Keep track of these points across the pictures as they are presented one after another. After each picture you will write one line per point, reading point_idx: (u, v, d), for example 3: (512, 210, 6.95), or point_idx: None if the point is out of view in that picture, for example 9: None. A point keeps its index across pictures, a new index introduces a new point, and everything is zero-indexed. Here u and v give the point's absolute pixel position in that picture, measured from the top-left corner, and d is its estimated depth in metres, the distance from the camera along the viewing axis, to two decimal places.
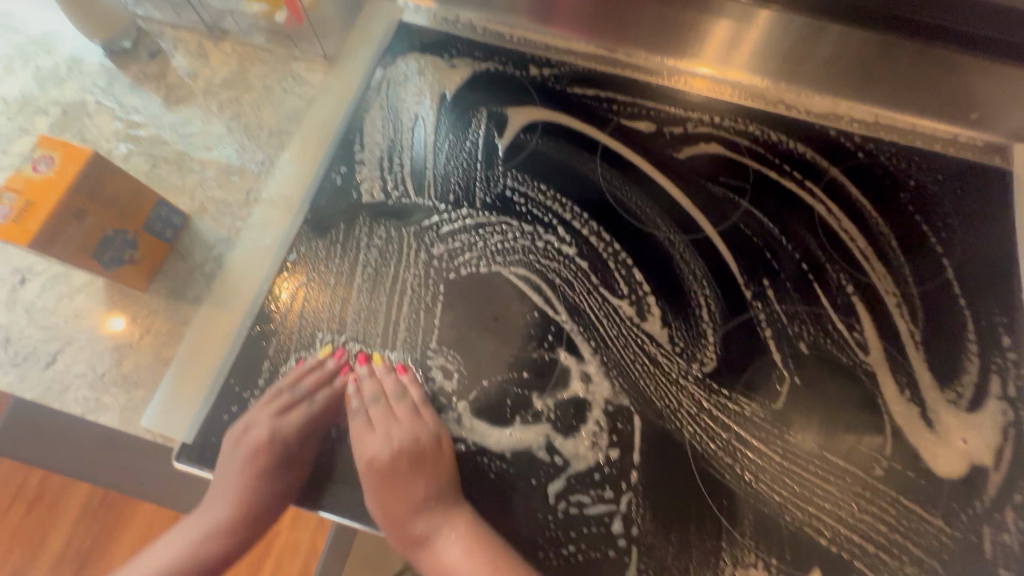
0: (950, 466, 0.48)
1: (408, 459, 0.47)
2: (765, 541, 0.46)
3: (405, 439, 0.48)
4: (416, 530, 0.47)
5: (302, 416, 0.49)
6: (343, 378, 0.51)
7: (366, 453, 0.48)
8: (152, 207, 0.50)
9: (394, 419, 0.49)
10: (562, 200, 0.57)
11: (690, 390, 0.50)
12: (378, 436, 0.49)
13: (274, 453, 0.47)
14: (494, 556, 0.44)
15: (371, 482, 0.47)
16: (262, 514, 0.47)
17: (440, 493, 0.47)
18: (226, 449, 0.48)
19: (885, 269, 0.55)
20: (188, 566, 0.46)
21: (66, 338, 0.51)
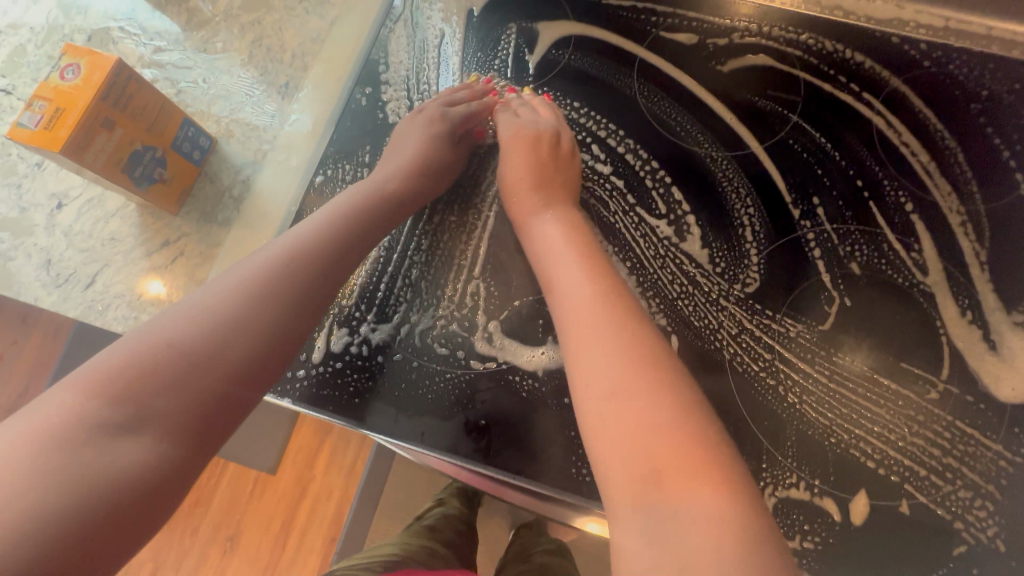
0: (1014, 391, 0.45)
1: (549, 144, 0.50)
2: (808, 463, 0.44)
3: (527, 163, 0.49)
4: (539, 220, 0.46)
5: (463, 113, 0.54)
6: (492, 98, 0.56)
7: (515, 123, 0.52)
8: (180, 125, 0.50)
9: (526, 139, 0.50)
10: (596, 117, 0.54)
11: (731, 311, 0.48)
12: (507, 125, 0.52)
13: (447, 126, 0.53)
14: (610, 326, 0.35)
15: (513, 146, 0.51)
16: (317, 259, 0.39)
17: (552, 211, 0.46)
18: (421, 123, 0.53)
19: (950, 186, 0.51)
20: (202, 365, 0.31)
21: (103, 261, 0.52)
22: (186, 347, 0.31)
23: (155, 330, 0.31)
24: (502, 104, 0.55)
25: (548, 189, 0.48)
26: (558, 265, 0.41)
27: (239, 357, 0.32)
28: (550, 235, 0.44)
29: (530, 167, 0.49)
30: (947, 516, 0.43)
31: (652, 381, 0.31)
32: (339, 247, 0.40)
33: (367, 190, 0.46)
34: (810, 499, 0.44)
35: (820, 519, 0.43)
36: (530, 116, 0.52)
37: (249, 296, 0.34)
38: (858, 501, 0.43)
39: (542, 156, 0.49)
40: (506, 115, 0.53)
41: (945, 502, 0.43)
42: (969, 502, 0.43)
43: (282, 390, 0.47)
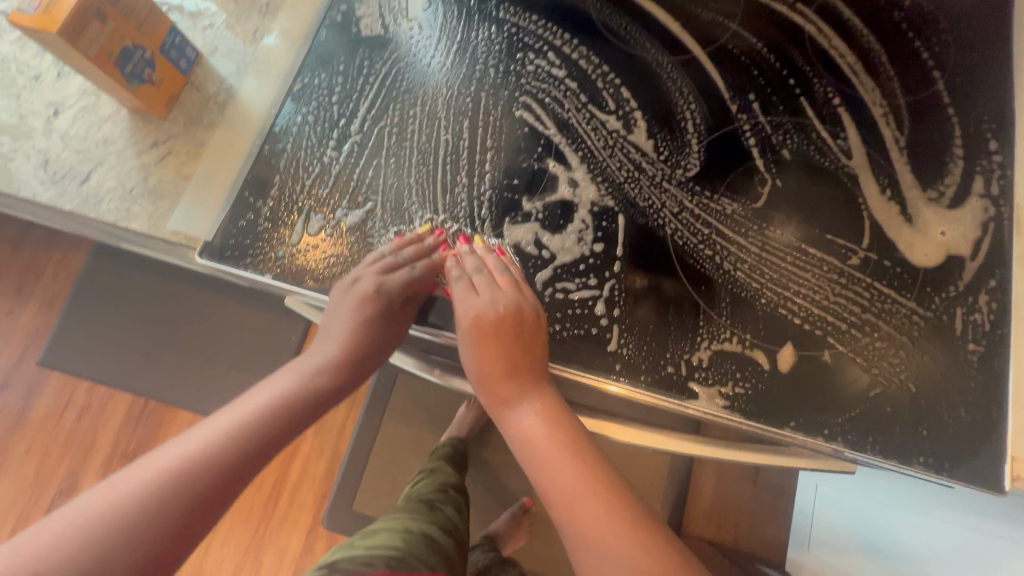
0: (927, 256, 0.50)
1: (513, 324, 0.46)
2: (741, 320, 0.49)
3: (495, 357, 0.46)
4: (516, 414, 0.46)
5: (407, 278, 0.50)
6: (441, 253, 0.52)
7: (472, 305, 0.47)
8: (167, 31, 0.54)
9: (486, 329, 0.47)
10: (553, 28, 0.58)
11: (673, 193, 0.52)
12: (466, 304, 0.48)
13: (385, 304, 0.50)
14: (586, 491, 0.43)
15: (471, 335, 0.48)
16: (265, 433, 0.43)
17: (529, 397, 0.46)
18: (342, 298, 0.50)
19: (873, 83, 0.55)
20: (147, 526, 0.36)
21: (97, 161, 0.56)
22: (129, 514, 0.36)
23: (106, 494, 0.36)
24: (453, 262, 0.51)
25: (517, 377, 0.46)
26: (536, 453, 0.45)
27: (171, 538, 0.36)
28: (506, 400, 0.47)
29: (498, 360, 0.46)
30: (864, 363, 0.47)
31: (609, 510, 0.42)
32: (288, 418, 0.44)
33: (315, 367, 0.48)
34: (742, 351, 0.48)
35: (751, 367, 0.48)
36: (489, 292, 0.48)
37: (195, 459, 0.39)
38: (786, 351, 0.48)
39: (506, 347, 0.46)
40: (455, 283, 0.49)
41: (863, 351, 0.48)
42: (885, 351, 0.48)
43: (263, 267, 0.52)
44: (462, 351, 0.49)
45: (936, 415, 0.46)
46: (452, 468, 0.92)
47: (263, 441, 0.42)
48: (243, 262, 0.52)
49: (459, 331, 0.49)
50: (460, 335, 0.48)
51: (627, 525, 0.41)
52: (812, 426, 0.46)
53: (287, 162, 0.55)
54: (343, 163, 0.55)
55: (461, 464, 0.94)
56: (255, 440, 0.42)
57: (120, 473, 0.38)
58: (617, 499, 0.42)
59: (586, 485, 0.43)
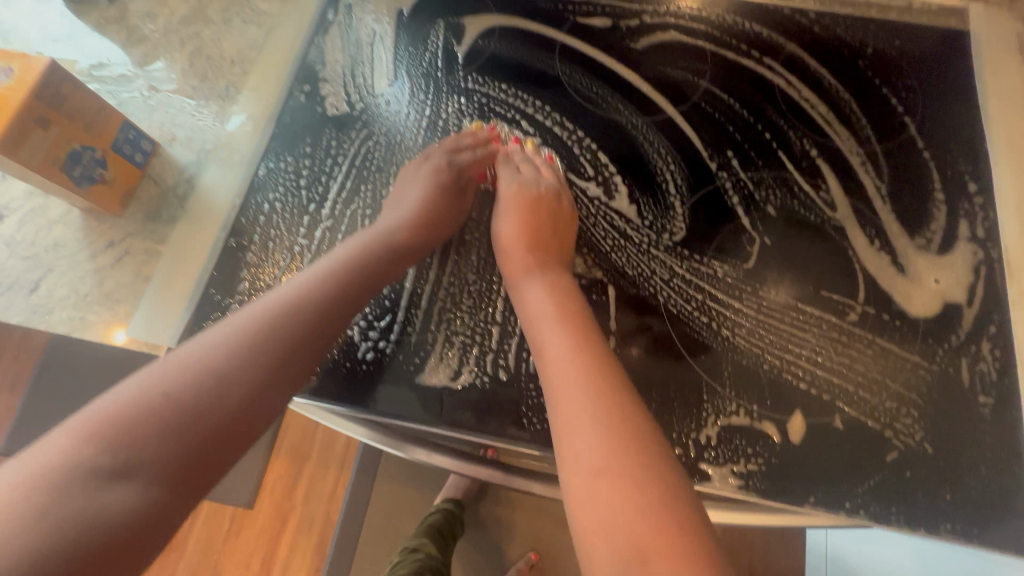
0: (925, 306, 0.49)
1: (549, 208, 0.50)
2: (745, 390, 0.47)
3: (520, 224, 0.50)
4: (528, 286, 0.46)
5: (469, 159, 0.55)
6: (496, 145, 0.56)
7: (516, 181, 0.53)
8: (119, 128, 0.51)
9: (524, 197, 0.51)
10: (524, 96, 0.58)
11: (662, 258, 0.51)
12: (513, 222, 0.51)
13: (454, 174, 0.53)
14: (598, 405, 0.35)
15: (513, 206, 0.51)
16: (289, 335, 0.37)
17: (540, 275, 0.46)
18: (412, 164, 0.55)
19: (848, 132, 0.55)
20: (158, 401, 0.30)
21: (47, 266, 0.52)
22: (157, 399, 0.30)
23: (119, 395, 0.30)
24: (503, 155, 0.56)
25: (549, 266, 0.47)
26: (542, 318, 0.43)
27: (214, 402, 0.31)
28: (553, 342, 0.40)
29: (523, 225, 0.49)
30: (877, 426, 0.45)
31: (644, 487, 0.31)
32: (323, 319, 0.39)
33: (367, 238, 0.47)
34: (751, 423, 0.46)
35: (763, 441, 0.45)
36: (531, 172, 0.53)
37: (227, 356, 0.34)
38: (796, 420, 0.46)
39: (539, 216, 0.49)
40: (509, 171, 0.54)
41: (873, 413, 0.46)
42: (896, 411, 0.46)
43: None
44: (498, 223, 0.52)
45: (956, 477, 0.44)
46: (437, 541, 0.86)
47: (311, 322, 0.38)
48: None
49: (501, 203, 0.53)
50: (501, 206, 0.53)
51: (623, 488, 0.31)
52: (832, 500, 0.43)
53: (258, 253, 0.52)
54: (316, 251, 0.53)
55: (449, 534, 0.89)
56: (301, 318, 0.38)
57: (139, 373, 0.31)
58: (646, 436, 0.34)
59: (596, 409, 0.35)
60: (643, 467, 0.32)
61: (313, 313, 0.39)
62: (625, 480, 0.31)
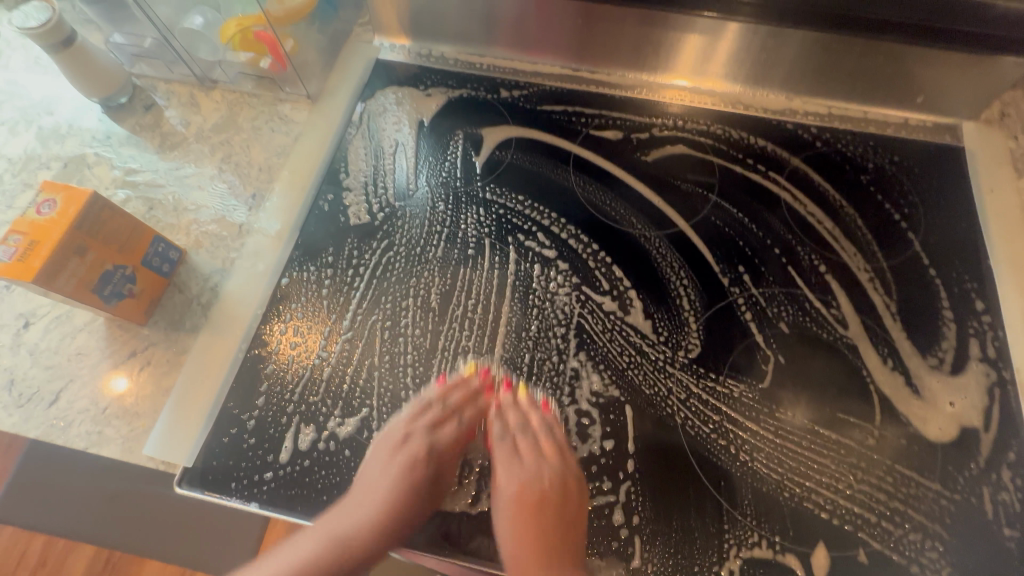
0: (942, 430, 0.49)
1: (554, 503, 0.48)
2: (766, 519, 0.46)
3: (512, 476, 0.50)
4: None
5: (454, 431, 0.52)
6: (487, 398, 0.53)
7: (517, 475, 0.50)
8: (150, 243, 0.53)
9: (529, 503, 0.49)
10: (540, 208, 0.60)
11: (678, 377, 0.51)
12: (508, 474, 0.50)
13: (431, 466, 0.50)
14: None
15: (511, 509, 0.49)
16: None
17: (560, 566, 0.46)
18: (383, 450, 0.50)
19: (855, 247, 0.57)
20: None
21: (67, 378, 0.53)
22: None
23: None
24: (496, 407, 0.52)
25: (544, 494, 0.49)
26: None
27: None
28: (500, 528, 0.47)
29: (517, 488, 0.49)
30: (902, 561, 0.45)
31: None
32: (335, 565, 0.47)
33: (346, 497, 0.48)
34: (773, 557, 0.45)
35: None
36: (532, 439, 0.51)
37: None
38: (819, 553, 0.45)
39: (527, 466, 0.50)
40: (501, 429, 0.52)
41: (897, 546, 0.45)
42: (920, 545, 0.45)
43: (250, 493, 0.48)
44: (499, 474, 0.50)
45: None
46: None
47: None
48: (228, 489, 0.48)
49: (496, 496, 0.49)
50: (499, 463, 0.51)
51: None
52: None
53: (279, 365, 0.53)
54: (334, 363, 0.53)
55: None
56: None
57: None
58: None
59: None
60: None
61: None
62: None
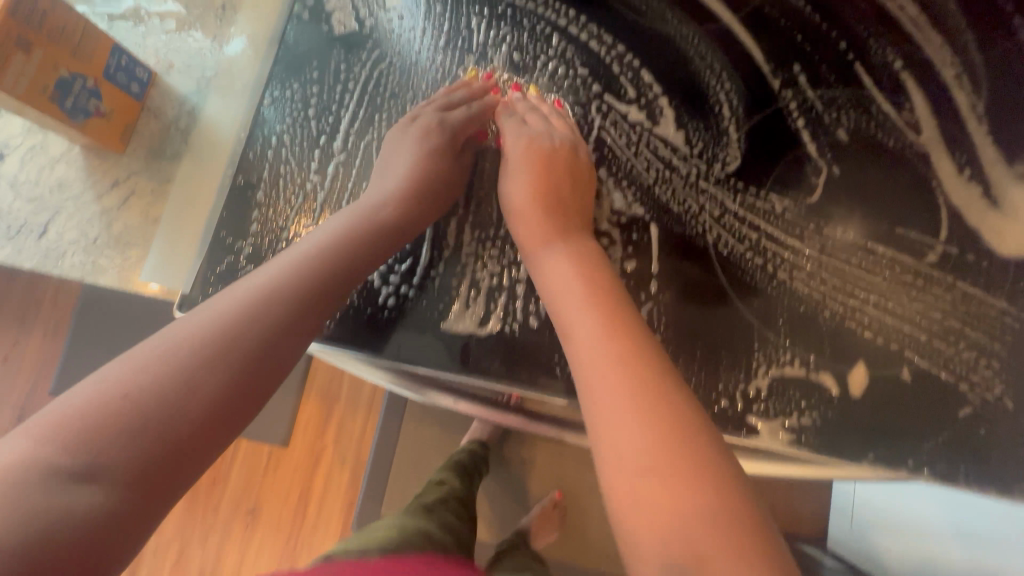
0: (1017, 245, 0.43)
1: (563, 160, 0.45)
2: (802, 339, 0.42)
3: (525, 159, 0.46)
4: (546, 254, 0.41)
5: (450, 176, 0.47)
6: (492, 96, 0.50)
7: (525, 135, 0.47)
8: (109, 53, 0.46)
9: (541, 153, 0.45)
10: (555, 4, 0.50)
11: (713, 193, 0.45)
12: (518, 182, 0.46)
13: (421, 194, 0.45)
14: (619, 363, 0.33)
15: (524, 167, 0.46)
16: (287, 309, 0.34)
17: (560, 242, 0.41)
18: (398, 133, 0.48)
19: (942, 38, 0.46)
20: (145, 416, 0.27)
21: (54, 209, 0.50)
22: (117, 406, 0.27)
23: (79, 397, 0.27)
24: (505, 104, 0.50)
25: (556, 192, 0.44)
26: (562, 295, 0.38)
27: (206, 396, 0.29)
28: (510, 187, 0.46)
29: (527, 173, 0.45)
30: (951, 380, 0.41)
31: (663, 448, 0.29)
32: (310, 323, 0.35)
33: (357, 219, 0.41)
34: (806, 376, 0.42)
35: (819, 394, 0.41)
36: (541, 119, 0.47)
37: (212, 359, 0.30)
38: (857, 372, 0.41)
39: (539, 132, 0.46)
40: (511, 121, 0.48)
41: (948, 365, 0.41)
42: (974, 363, 0.41)
43: None
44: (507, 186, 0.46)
45: None
46: (461, 476, 0.83)
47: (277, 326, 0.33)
48: None
49: (507, 164, 0.47)
50: (511, 153, 0.47)
51: (658, 430, 0.30)
52: (894, 458, 0.40)
53: (268, 191, 0.48)
54: (328, 190, 0.49)
55: (474, 472, 0.86)
56: (260, 326, 0.32)
57: (103, 371, 0.28)
58: (675, 397, 0.31)
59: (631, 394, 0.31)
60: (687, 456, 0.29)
61: (276, 314, 0.33)
62: (668, 442, 0.29)
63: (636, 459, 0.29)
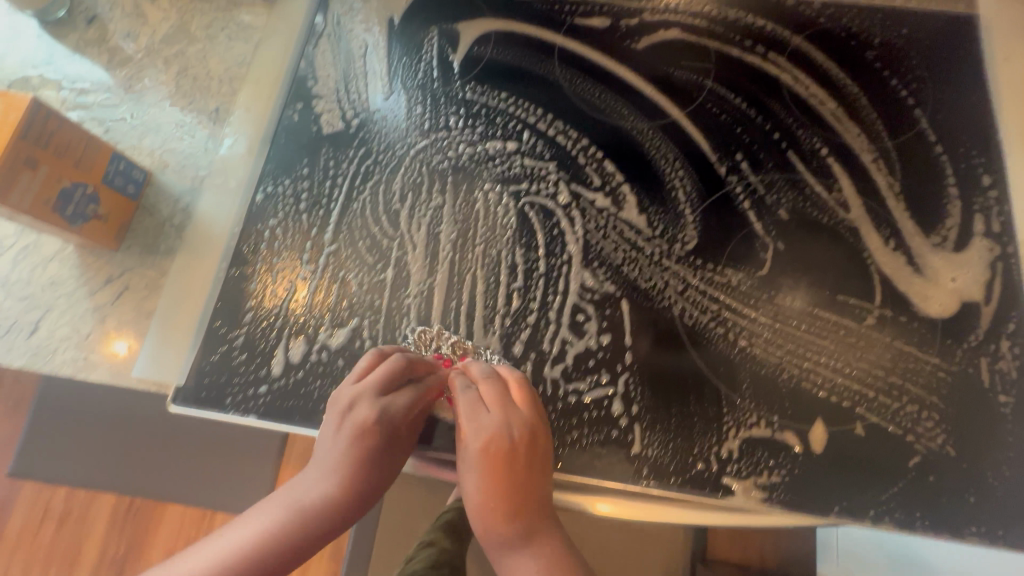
0: (941, 306, 0.48)
1: (525, 455, 0.41)
2: (765, 401, 0.46)
3: (487, 476, 0.40)
4: (510, 553, 0.38)
5: (410, 400, 0.43)
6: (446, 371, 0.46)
7: (480, 427, 0.41)
8: (109, 160, 0.49)
9: (497, 454, 0.40)
10: (525, 105, 0.56)
11: (675, 269, 0.50)
12: (473, 426, 0.41)
13: (383, 435, 0.41)
14: (522, 535, 0.38)
15: (480, 462, 0.40)
16: (275, 545, 0.36)
17: (525, 546, 0.38)
18: (331, 423, 0.41)
19: (858, 128, 0.54)
20: None
21: (45, 306, 0.51)
22: None
23: None
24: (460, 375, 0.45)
25: (528, 523, 0.39)
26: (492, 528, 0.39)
27: None
28: (465, 485, 0.41)
29: (490, 490, 0.40)
30: (898, 432, 0.45)
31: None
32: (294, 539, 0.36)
33: (305, 495, 0.38)
34: (771, 435, 0.45)
35: (785, 453, 0.45)
36: (489, 419, 0.42)
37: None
38: (816, 429, 0.45)
39: (487, 391, 0.43)
40: (467, 396, 0.43)
41: (894, 418, 0.46)
42: (917, 415, 0.46)
43: (247, 407, 0.47)
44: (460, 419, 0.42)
45: (980, 480, 0.44)
46: (451, 536, 0.82)
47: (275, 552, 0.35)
48: (222, 404, 0.47)
49: (466, 386, 0.44)
50: (461, 424, 0.42)
51: None
52: (856, 509, 0.43)
53: (261, 281, 0.51)
54: (321, 276, 0.51)
55: (463, 531, 0.85)
56: (261, 554, 0.35)
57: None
58: (552, 535, 0.39)
59: (526, 559, 0.38)
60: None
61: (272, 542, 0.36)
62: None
63: None
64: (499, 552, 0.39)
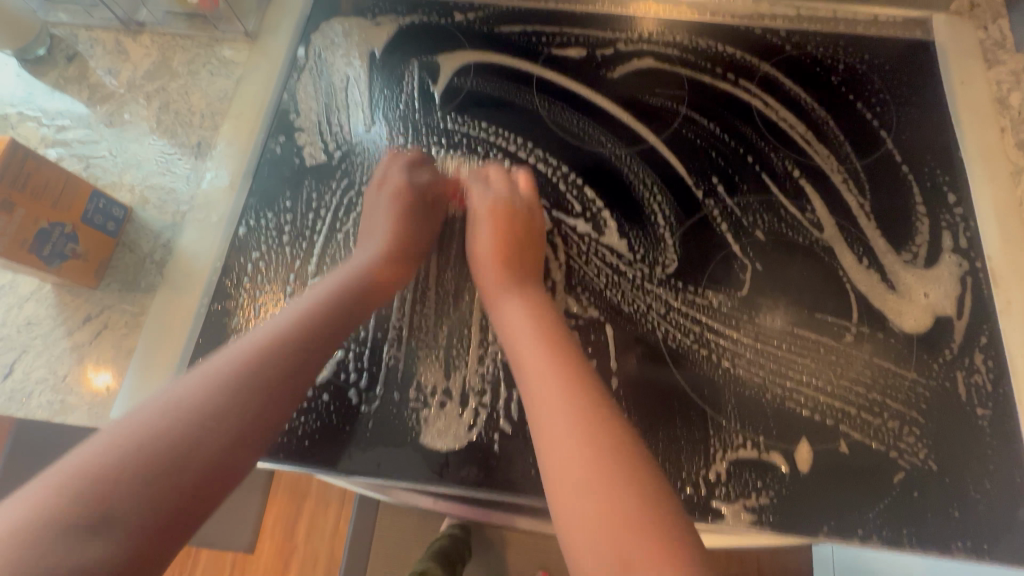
0: (916, 321, 0.50)
1: (521, 225, 0.51)
2: (750, 422, 0.47)
3: (492, 242, 0.51)
4: (504, 301, 0.47)
5: (430, 177, 0.55)
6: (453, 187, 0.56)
7: (490, 196, 0.52)
8: (88, 199, 0.49)
9: (501, 218, 0.50)
10: (505, 134, 0.57)
11: (657, 292, 0.51)
12: (488, 233, 0.51)
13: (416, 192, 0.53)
14: (569, 396, 0.39)
15: (489, 222, 0.51)
16: (272, 354, 0.38)
17: (512, 298, 0.47)
18: (371, 192, 0.54)
19: (828, 150, 0.56)
20: (164, 460, 0.31)
21: (21, 348, 0.50)
22: (131, 458, 0.30)
23: (130, 433, 0.31)
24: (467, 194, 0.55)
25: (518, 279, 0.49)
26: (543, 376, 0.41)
27: (212, 448, 0.33)
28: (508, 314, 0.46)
29: (492, 245, 0.51)
30: (882, 448, 0.46)
31: (616, 477, 0.34)
32: (274, 393, 0.36)
33: (283, 338, 0.39)
34: (758, 456, 0.46)
35: (771, 473, 0.45)
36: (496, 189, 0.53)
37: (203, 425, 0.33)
38: (802, 448, 0.46)
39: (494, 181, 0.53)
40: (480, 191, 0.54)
41: (877, 435, 0.46)
42: (898, 431, 0.46)
43: None
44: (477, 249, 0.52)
45: (963, 494, 0.45)
46: (444, 565, 0.80)
47: (257, 406, 0.35)
48: None
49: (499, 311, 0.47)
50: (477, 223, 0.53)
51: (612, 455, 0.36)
52: (844, 527, 0.43)
53: (243, 315, 0.51)
54: None
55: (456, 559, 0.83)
56: (247, 404, 0.35)
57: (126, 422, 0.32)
58: (613, 424, 0.37)
59: (586, 425, 0.37)
60: (618, 446, 0.36)
61: (255, 393, 0.36)
62: (606, 456, 0.35)
63: (586, 461, 0.36)
64: (496, 285, 0.48)
